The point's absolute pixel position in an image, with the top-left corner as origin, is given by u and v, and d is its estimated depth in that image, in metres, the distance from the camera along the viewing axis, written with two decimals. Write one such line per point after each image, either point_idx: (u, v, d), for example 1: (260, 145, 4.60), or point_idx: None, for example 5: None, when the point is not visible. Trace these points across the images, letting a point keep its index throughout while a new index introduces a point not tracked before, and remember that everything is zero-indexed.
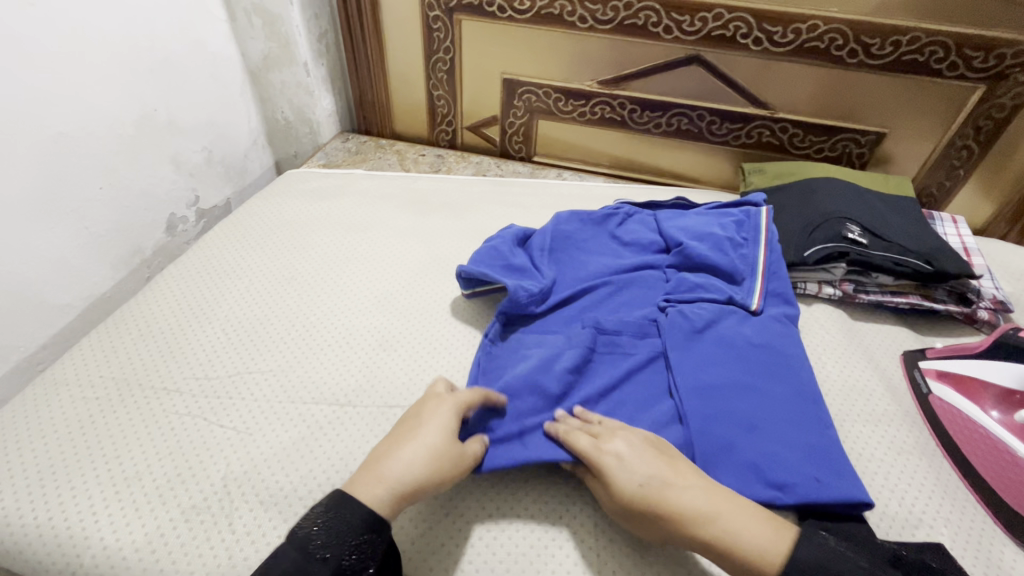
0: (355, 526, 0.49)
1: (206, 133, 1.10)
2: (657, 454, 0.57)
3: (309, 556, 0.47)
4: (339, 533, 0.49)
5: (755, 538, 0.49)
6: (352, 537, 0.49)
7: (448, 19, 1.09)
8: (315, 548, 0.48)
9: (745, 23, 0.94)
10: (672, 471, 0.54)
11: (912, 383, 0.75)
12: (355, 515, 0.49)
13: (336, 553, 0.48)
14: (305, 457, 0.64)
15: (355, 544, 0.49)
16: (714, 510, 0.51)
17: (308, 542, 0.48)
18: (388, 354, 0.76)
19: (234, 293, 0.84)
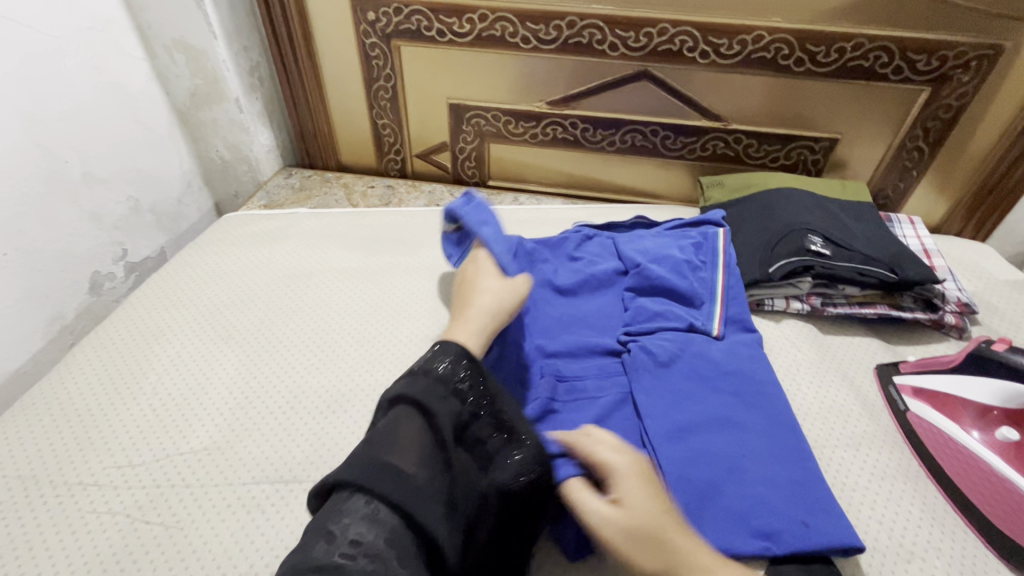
0: (455, 356, 0.55)
1: (130, 179, 1.01)
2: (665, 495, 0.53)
3: (427, 378, 0.52)
4: (444, 361, 0.54)
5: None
6: (455, 364, 0.54)
7: (386, 46, 1.03)
8: (425, 373, 0.53)
9: (690, 37, 0.92)
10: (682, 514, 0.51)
11: (888, 399, 0.72)
12: (452, 348, 0.56)
13: (444, 375, 0.53)
14: (246, 551, 0.57)
15: (462, 365, 0.55)
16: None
17: (420, 371, 0.54)
18: (338, 416, 0.70)
19: (162, 360, 0.76)
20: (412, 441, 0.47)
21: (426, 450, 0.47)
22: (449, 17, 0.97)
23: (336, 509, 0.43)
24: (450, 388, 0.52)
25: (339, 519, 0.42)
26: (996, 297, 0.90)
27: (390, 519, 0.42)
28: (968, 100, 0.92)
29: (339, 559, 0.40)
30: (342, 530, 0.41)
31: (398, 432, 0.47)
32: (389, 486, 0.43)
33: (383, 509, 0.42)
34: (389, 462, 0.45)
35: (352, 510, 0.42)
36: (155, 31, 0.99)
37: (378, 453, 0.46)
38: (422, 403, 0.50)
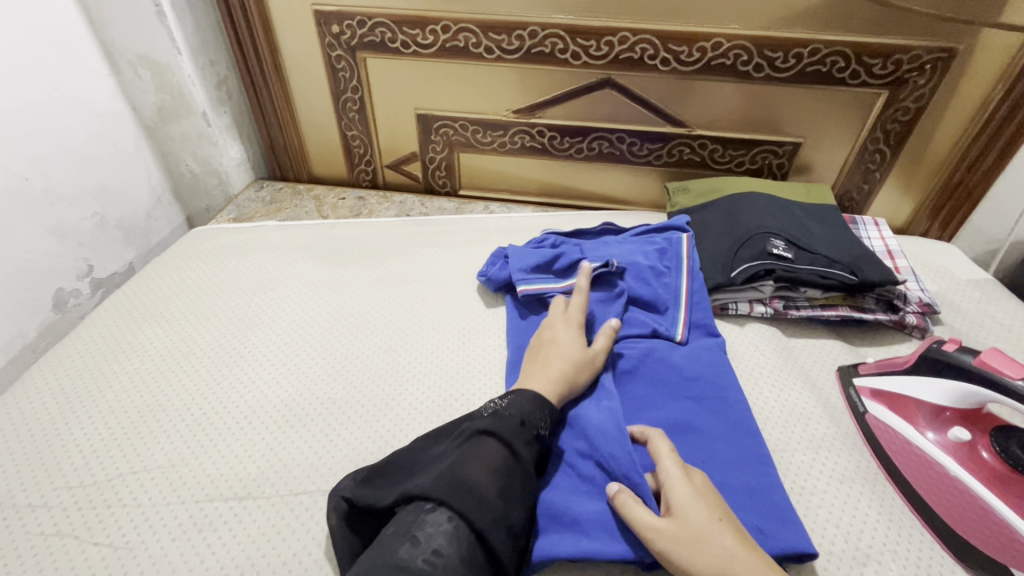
0: (535, 399, 0.60)
1: (94, 196, 1.01)
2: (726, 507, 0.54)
3: (507, 416, 0.57)
4: (527, 402, 0.60)
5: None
6: (539, 408, 0.60)
7: (351, 58, 1.04)
8: (509, 410, 0.58)
9: (650, 45, 0.93)
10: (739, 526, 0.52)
11: (849, 401, 0.73)
12: (534, 394, 0.61)
13: (528, 417, 0.58)
14: (195, 569, 0.56)
15: (544, 412, 0.60)
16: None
17: (500, 408, 0.59)
18: (297, 430, 0.69)
19: (122, 377, 0.76)
20: (494, 468, 0.52)
21: (504, 480, 0.52)
22: (413, 28, 0.98)
23: (420, 517, 0.48)
24: (532, 432, 0.58)
25: (424, 526, 0.47)
26: (958, 296, 0.91)
27: (469, 540, 0.47)
28: (925, 102, 0.93)
29: (421, 565, 0.44)
30: (426, 538, 0.46)
31: (478, 457, 0.53)
32: (473, 511, 0.48)
33: (463, 529, 0.47)
34: (474, 486, 0.50)
35: (434, 522, 0.47)
36: (119, 47, 0.99)
37: (463, 473, 0.51)
38: (504, 438, 0.55)
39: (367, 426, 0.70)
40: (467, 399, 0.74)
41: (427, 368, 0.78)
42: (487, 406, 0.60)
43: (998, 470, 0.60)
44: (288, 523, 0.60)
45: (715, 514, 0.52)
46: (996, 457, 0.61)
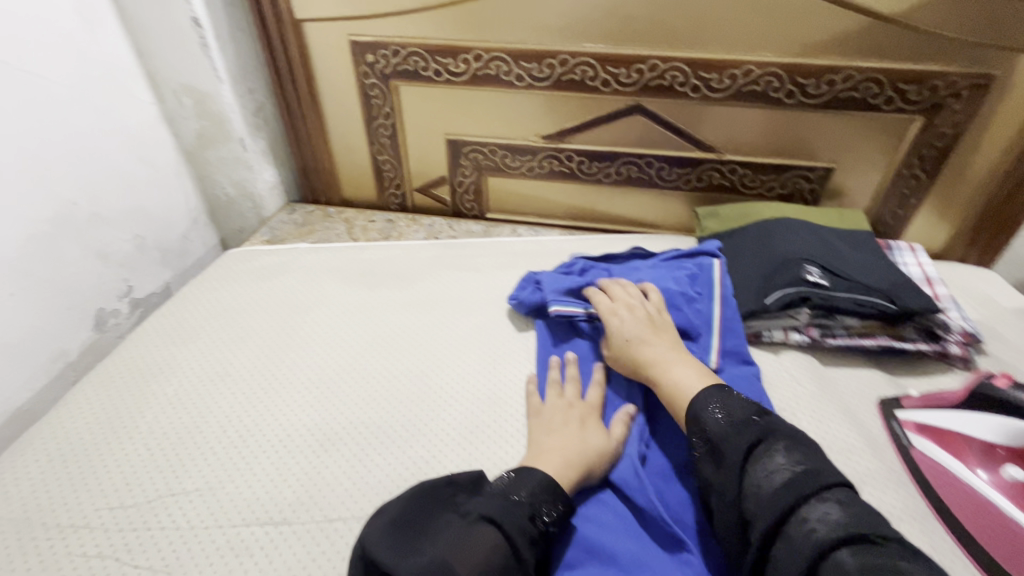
0: (548, 486, 0.58)
1: (135, 219, 1.04)
2: (649, 326, 0.73)
3: (513, 505, 0.56)
4: (538, 489, 0.58)
5: (679, 380, 0.65)
6: (549, 496, 0.58)
7: (384, 86, 1.06)
8: (514, 498, 0.57)
9: (681, 72, 0.94)
10: (654, 336, 0.72)
11: (892, 434, 0.70)
12: (547, 479, 0.59)
13: (535, 507, 0.56)
14: None
15: (553, 502, 0.58)
16: (661, 365, 0.67)
17: (505, 494, 0.57)
18: (331, 455, 0.69)
19: (159, 399, 0.77)
20: (484, 561, 0.50)
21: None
22: (445, 57, 1.00)
23: None
24: (537, 526, 0.56)
25: None
26: (1001, 325, 0.88)
27: None
28: (962, 128, 0.91)
29: None
30: None
31: (470, 546, 0.51)
32: None
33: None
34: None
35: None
36: (164, 77, 1.03)
37: (449, 563, 0.49)
38: (504, 529, 0.53)
39: (398, 451, 0.70)
40: (496, 426, 0.73)
41: (457, 395, 0.78)
42: (497, 488, 0.59)
43: None
44: (323, 550, 0.60)
45: (641, 328, 0.73)
46: None
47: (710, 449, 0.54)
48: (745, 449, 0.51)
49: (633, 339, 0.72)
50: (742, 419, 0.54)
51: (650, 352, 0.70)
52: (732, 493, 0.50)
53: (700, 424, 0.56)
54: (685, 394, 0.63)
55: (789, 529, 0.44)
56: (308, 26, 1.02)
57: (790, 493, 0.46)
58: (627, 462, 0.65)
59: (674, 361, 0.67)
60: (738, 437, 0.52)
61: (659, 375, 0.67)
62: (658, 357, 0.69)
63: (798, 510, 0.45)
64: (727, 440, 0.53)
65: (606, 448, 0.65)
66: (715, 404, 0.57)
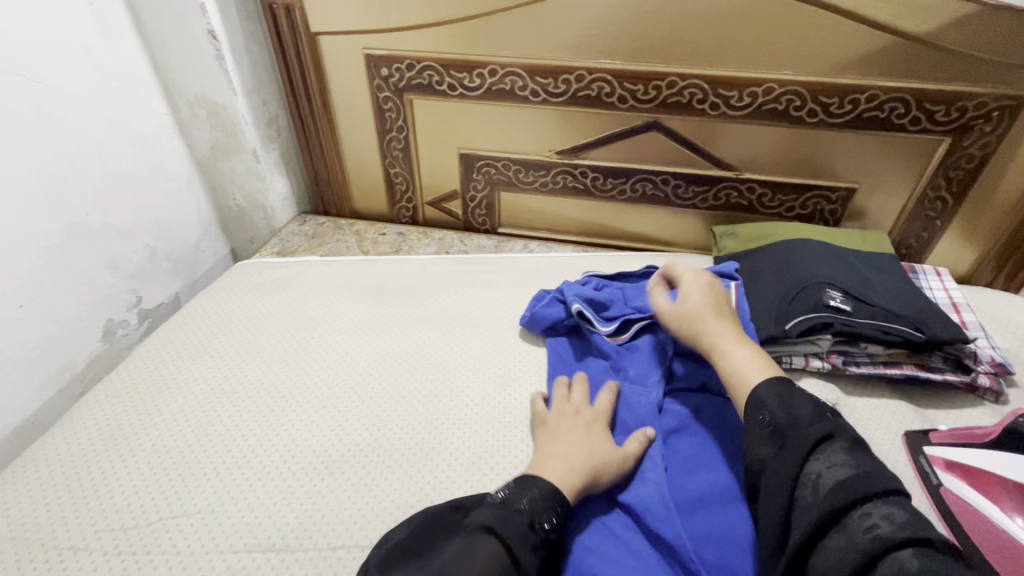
0: (549, 493, 0.57)
1: (147, 229, 1.04)
2: (717, 308, 0.74)
3: (513, 513, 0.54)
4: (537, 497, 0.57)
5: (735, 367, 0.65)
6: (548, 502, 0.57)
7: (398, 99, 1.06)
8: (513, 506, 0.55)
9: (700, 90, 0.92)
10: (723, 318, 0.72)
11: (919, 470, 0.66)
12: (547, 486, 0.58)
13: (536, 514, 0.55)
14: None
15: (553, 508, 0.56)
16: (721, 351, 0.68)
17: (504, 503, 0.56)
18: (336, 477, 0.68)
19: (164, 416, 0.76)
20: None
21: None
22: (460, 72, 0.99)
23: None
24: (539, 534, 0.54)
25: None
26: None
27: None
28: (991, 150, 0.88)
29: None
30: None
31: (470, 561, 0.49)
32: None
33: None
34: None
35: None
36: (179, 88, 1.03)
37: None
38: (505, 539, 0.52)
39: (404, 476, 0.68)
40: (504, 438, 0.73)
41: (465, 417, 0.76)
42: (496, 496, 0.57)
43: None
44: None
45: (702, 313, 0.73)
46: None
47: (774, 432, 0.54)
48: (811, 441, 0.51)
49: (693, 325, 0.73)
50: (816, 412, 0.54)
51: (711, 337, 0.70)
52: (786, 476, 0.50)
53: (764, 409, 0.56)
54: (744, 379, 0.63)
55: (847, 522, 0.45)
56: (323, 39, 1.02)
57: (855, 488, 0.45)
58: (643, 494, 0.62)
59: (735, 346, 0.68)
60: (810, 428, 0.52)
61: (720, 359, 0.68)
62: (718, 343, 0.69)
63: (860, 505, 0.45)
64: (797, 429, 0.53)
65: (615, 457, 0.64)
66: (779, 393, 0.57)
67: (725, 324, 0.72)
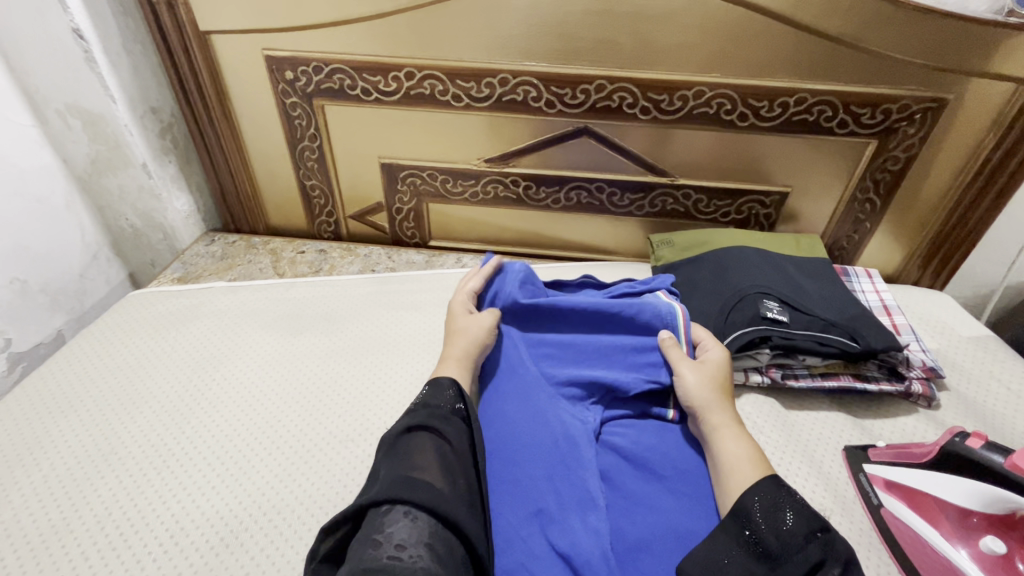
0: (448, 386, 0.64)
1: (13, 260, 0.90)
2: (721, 393, 0.69)
3: (423, 410, 0.60)
4: (440, 392, 0.62)
5: (733, 458, 0.61)
6: (451, 392, 0.63)
7: (307, 105, 0.96)
8: (425, 406, 0.60)
9: (629, 93, 0.87)
10: (724, 404, 0.68)
11: (860, 488, 0.64)
12: (447, 381, 0.64)
13: (444, 401, 0.61)
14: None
15: (456, 394, 0.63)
16: (726, 435, 0.64)
17: (419, 406, 0.61)
18: (232, 551, 0.60)
19: (23, 489, 0.65)
20: (433, 459, 0.54)
21: (446, 466, 0.54)
22: (374, 75, 0.90)
23: (377, 522, 0.46)
24: (451, 414, 0.60)
25: (384, 528, 0.46)
26: (960, 355, 0.85)
27: (428, 524, 0.47)
28: (915, 151, 0.89)
29: (389, 560, 0.43)
30: (388, 536, 0.45)
31: (416, 455, 0.53)
32: (422, 495, 0.48)
33: (423, 517, 0.47)
34: (420, 478, 0.50)
35: (394, 522, 0.46)
36: (44, 96, 0.89)
37: (408, 470, 0.51)
38: (430, 428, 0.57)
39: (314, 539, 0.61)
40: None
41: None
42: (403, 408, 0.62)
43: None
44: None
45: (711, 389, 0.69)
46: None
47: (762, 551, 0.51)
48: (807, 573, 0.48)
49: (704, 397, 0.68)
50: (804, 531, 0.51)
51: (714, 413, 0.66)
52: None
53: (749, 521, 0.53)
54: (737, 469, 0.60)
55: None
56: (216, 38, 0.90)
57: None
58: (584, 545, 0.56)
59: (736, 434, 0.64)
60: (799, 554, 0.50)
61: (717, 442, 0.64)
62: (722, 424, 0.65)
63: None
64: (787, 553, 0.50)
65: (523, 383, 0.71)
66: (768, 500, 0.54)
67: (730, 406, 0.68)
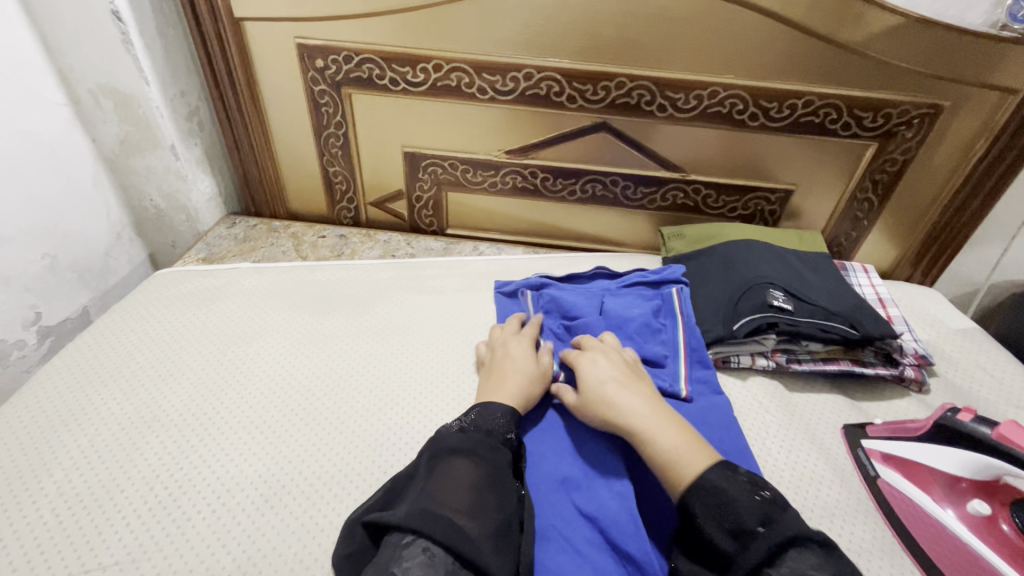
0: (499, 409, 0.64)
1: (44, 235, 0.92)
2: (614, 385, 0.67)
3: (471, 433, 0.60)
4: (493, 416, 0.63)
5: (664, 444, 0.59)
6: (503, 418, 0.63)
7: (336, 93, 0.99)
8: (478, 429, 0.61)
9: (647, 91, 0.92)
10: (619, 393, 0.66)
11: (858, 462, 0.70)
12: (499, 407, 0.64)
13: (493, 428, 0.61)
14: (253, 545, 0.60)
15: (508, 419, 0.63)
16: (641, 421, 0.62)
17: (471, 427, 0.61)
18: (276, 512, 0.63)
19: (70, 452, 0.68)
20: (465, 490, 0.54)
21: (479, 497, 0.54)
22: (403, 66, 0.94)
23: (397, 553, 0.48)
24: (499, 439, 0.61)
25: (401, 561, 0.47)
26: (948, 345, 0.91)
27: (448, 562, 0.48)
28: (912, 154, 0.94)
29: None
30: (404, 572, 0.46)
31: (450, 482, 0.54)
32: (445, 531, 0.49)
33: (440, 554, 0.48)
34: (448, 510, 0.51)
35: (410, 556, 0.47)
36: (78, 76, 0.91)
37: (437, 500, 0.52)
38: (473, 455, 0.57)
39: (352, 504, 0.65)
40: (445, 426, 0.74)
41: (413, 430, 0.74)
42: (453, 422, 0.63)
43: (1019, 545, 0.57)
44: None
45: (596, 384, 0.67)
46: (1017, 530, 0.58)
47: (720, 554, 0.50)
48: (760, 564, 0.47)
49: (604, 391, 0.66)
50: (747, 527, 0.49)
51: (624, 403, 0.64)
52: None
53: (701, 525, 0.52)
54: (673, 464, 0.57)
55: None
56: (249, 25, 0.93)
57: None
58: (610, 508, 0.61)
59: (656, 419, 0.62)
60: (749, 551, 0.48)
61: (642, 435, 0.61)
62: (631, 412, 0.63)
63: None
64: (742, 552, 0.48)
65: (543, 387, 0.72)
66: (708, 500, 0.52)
67: (638, 386, 0.67)
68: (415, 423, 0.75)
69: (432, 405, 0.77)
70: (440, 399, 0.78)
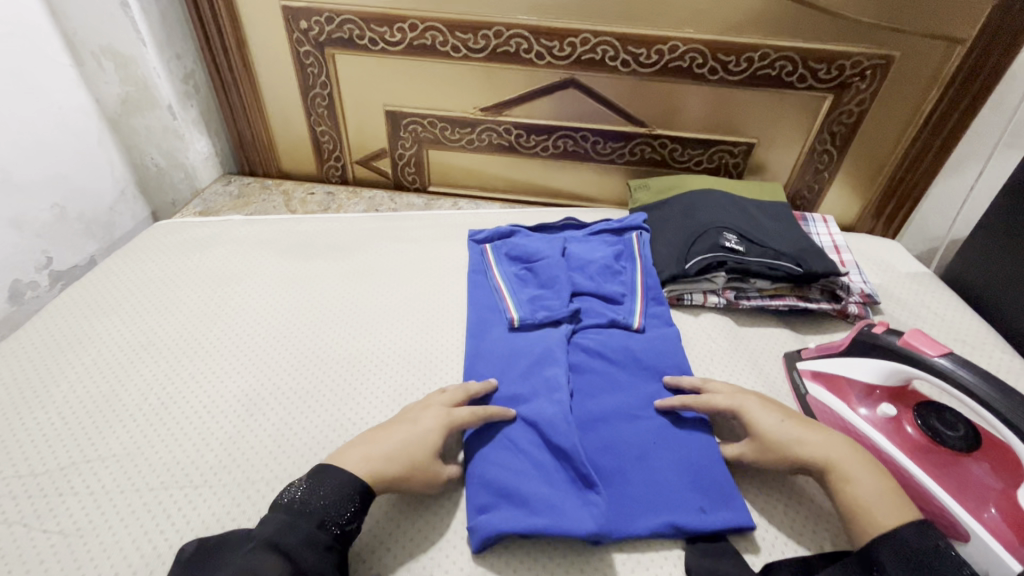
0: (340, 488, 0.54)
1: (53, 187, 1.00)
2: (794, 423, 0.62)
3: (297, 517, 0.52)
4: (330, 495, 0.54)
5: (867, 491, 0.54)
6: (340, 498, 0.54)
7: (320, 54, 1.05)
8: (305, 513, 0.52)
9: (611, 47, 0.97)
10: (809, 434, 0.60)
11: (793, 384, 0.76)
12: (337, 479, 0.55)
13: (324, 513, 0.53)
14: (236, 442, 0.68)
15: (349, 499, 0.54)
16: (841, 460, 0.57)
17: (299, 507, 0.53)
18: (257, 417, 0.71)
19: (75, 368, 0.76)
20: None
21: None
22: (381, 26, 0.99)
23: None
24: (330, 524, 0.52)
25: None
26: (899, 288, 0.96)
27: None
28: (867, 106, 0.98)
29: None
30: None
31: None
32: None
33: None
34: None
35: None
36: (81, 38, 0.98)
37: None
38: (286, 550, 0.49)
39: (325, 412, 0.72)
40: (414, 353, 0.81)
41: (384, 357, 0.80)
42: (286, 494, 0.54)
43: (918, 443, 0.62)
44: (247, 495, 0.62)
45: (777, 424, 0.62)
46: (919, 431, 0.63)
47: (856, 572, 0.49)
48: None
49: (784, 432, 0.61)
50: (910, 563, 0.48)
51: (815, 444, 0.59)
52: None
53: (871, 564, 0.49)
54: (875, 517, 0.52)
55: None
56: None
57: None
58: (547, 412, 0.66)
59: (858, 461, 0.57)
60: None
61: (845, 477, 0.56)
62: (829, 454, 0.58)
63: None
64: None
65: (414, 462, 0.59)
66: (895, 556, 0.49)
67: (815, 424, 0.62)
68: (386, 349, 0.82)
69: (403, 334, 0.85)
70: (413, 327, 0.86)
